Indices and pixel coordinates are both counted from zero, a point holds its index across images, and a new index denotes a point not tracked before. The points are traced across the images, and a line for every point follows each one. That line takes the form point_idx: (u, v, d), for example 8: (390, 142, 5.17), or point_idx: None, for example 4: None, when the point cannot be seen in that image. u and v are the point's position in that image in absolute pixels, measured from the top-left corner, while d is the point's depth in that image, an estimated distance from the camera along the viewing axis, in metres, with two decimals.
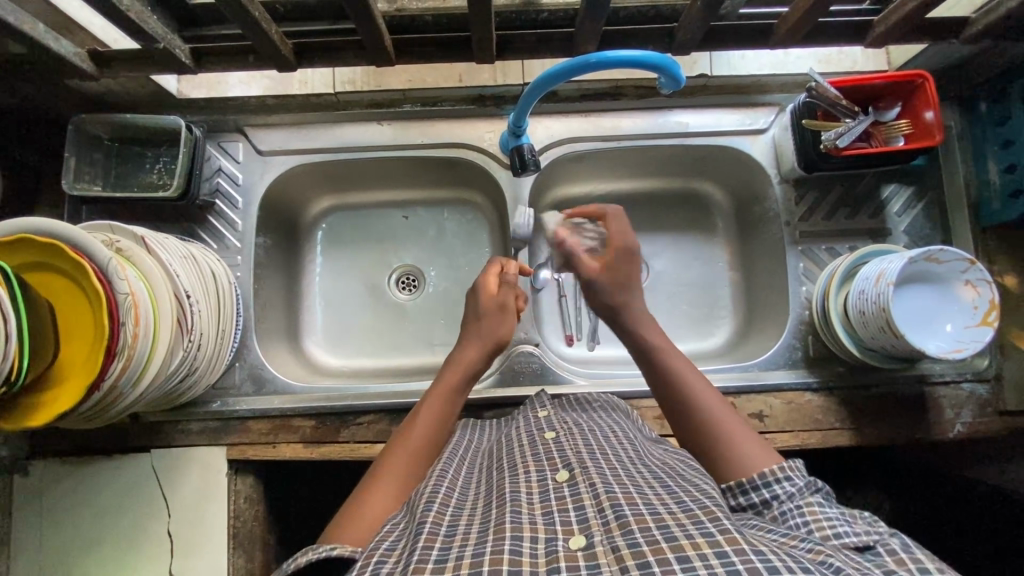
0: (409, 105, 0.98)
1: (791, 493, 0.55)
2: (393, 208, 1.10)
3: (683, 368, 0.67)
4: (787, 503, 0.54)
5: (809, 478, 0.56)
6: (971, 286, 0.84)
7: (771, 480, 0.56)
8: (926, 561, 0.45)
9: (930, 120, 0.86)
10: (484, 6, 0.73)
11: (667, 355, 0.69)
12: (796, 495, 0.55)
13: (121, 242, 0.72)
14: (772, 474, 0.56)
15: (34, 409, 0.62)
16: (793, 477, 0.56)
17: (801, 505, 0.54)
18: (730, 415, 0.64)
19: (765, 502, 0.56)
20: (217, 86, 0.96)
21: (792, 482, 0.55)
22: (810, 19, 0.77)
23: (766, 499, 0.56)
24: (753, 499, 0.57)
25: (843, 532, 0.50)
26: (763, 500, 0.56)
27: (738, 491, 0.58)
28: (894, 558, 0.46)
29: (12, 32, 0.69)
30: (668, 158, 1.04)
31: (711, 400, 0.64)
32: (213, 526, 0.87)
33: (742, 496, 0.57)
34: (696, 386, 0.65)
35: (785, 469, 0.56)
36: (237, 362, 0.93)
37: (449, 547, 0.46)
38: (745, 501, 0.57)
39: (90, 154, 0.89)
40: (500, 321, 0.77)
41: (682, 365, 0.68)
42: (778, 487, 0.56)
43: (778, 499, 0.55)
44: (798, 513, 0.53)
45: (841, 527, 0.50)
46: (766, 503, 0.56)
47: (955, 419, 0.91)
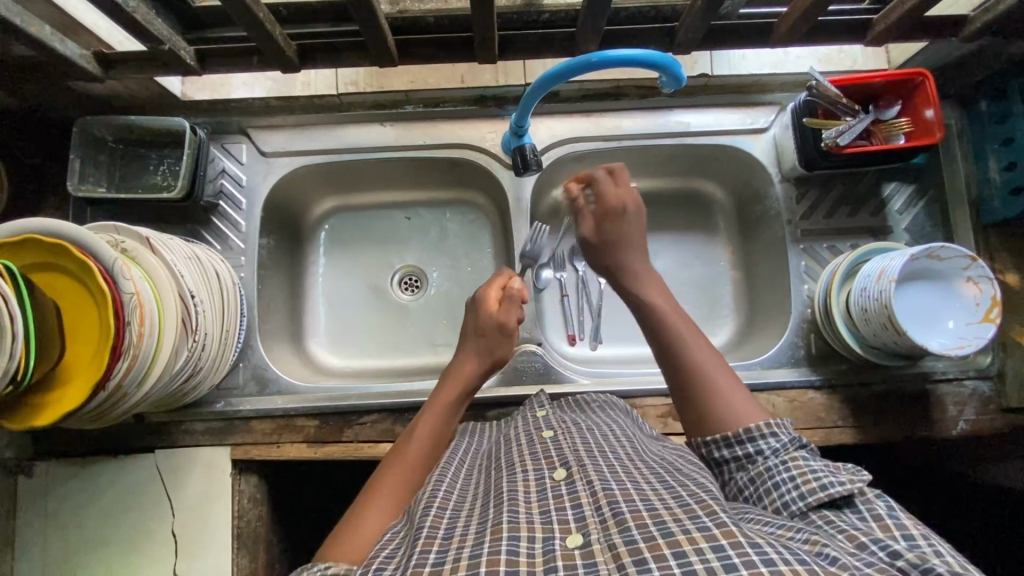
0: (412, 106, 0.99)
1: (776, 448, 0.58)
2: (395, 209, 1.10)
3: (678, 320, 0.68)
4: (772, 458, 0.57)
5: (794, 434, 0.59)
6: (973, 283, 0.84)
7: (757, 436, 0.58)
8: (910, 526, 0.47)
9: (930, 118, 0.86)
10: (486, 6, 0.73)
11: (662, 307, 0.69)
12: (781, 450, 0.58)
13: (127, 243, 0.72)
14: (758, 430, 0.59)
15: (40, 408, 0.62)
16: (778, 433, 0.58)
17: (786, 459, 0.56)
18: (720, 371, 0.65)
19: (750, 457, 0.59)
20: (220, 88, 0.97)
21: (777, 438, 0.58)
22: (810, 18, 0.77)
23: (751, 454, 0.59)
24: (737, 453, 0.60)
25: (828, 484, 0.52)
26: (748, 454, 0.59)
27: (722, 445, 0.61)
28: (879, 525, 0.48)
29: (20, 35, 0.70)
30: (669, 158, 1.04)
31: (702, 353, 0.65)
32: (217, 526, 0.87)
33: (726, 449, 0.60)
34: (687, 341, 0.66)
35: (771, 425, 0.59)
36: (240, 363, 0.93)
37: (446, 550, 0.46)
38: (729, 454, 0.60)
39: (95, 157, 0.90)
40: (499, 340, 0.78)
41: (677, 317, 0.68)
42: (763, 443, 0.58)
43: (763, 454, 0.58)
44: (784, 466, 0.56)
45: (825, 479, 0.53)
46: (750, 457, 0.59)
47: (959, 416, 0.91)
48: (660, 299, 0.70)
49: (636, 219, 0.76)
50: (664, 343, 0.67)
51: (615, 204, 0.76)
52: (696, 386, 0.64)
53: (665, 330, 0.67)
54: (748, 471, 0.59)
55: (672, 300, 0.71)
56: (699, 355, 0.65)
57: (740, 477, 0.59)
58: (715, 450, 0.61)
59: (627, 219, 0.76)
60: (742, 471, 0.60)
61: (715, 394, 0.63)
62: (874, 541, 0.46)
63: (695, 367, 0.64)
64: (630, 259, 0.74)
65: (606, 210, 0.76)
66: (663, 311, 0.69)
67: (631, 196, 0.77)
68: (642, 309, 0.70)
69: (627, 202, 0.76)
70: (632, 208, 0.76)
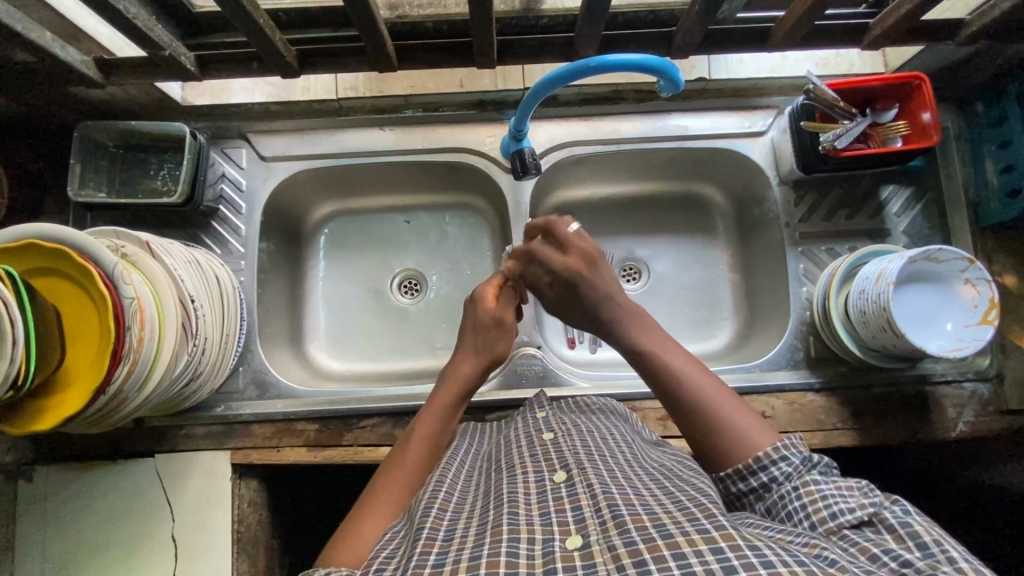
0: (411, 111, 0.99)
1: (788, 473, 0.57)
2: (395, 213, 1.10)
3: (674, 361, 0.67)
4: (785, 484, 0.57)
5: (805, 455, 0.58)
6: (971, 285, 0.84)
7: (767, 464, 0.58)
8: (924, 534, 0.47)
9: (928, 121, 0.87)
10: (485, 12, 0.74)
11: (655, 351, 0.69)
12: (793, 475, 0.57)
13: (127, 247, 0.72)
14: (768, 457, 0.58)
15: (41, 412, 0.63)
16: (788, 456, 0.58)
17: (798, 485, 0.56)
18: (726, 399, 0.64)
19: (765, 486, 0.58)
20: (220, 94, 0.96)
21: (788, 463, 0.57)
22: (806, 22, 0.78)
23: (765, 483, 0.58)
24: (752, 484, 0.59)
25: (838, 512, 0.51)
26: (762, 484, 0.58)
27: (736, 478, 0.60)
28: (892, 536, 0.48)
29: (21, 41, 0.70)
30: (668, 161, 1.05)
31: (702, 389, 0.64)
32: (218, 530, 0.87)
33: (742, 482, 0.60)
34: (689, 380, 0.65)
35: (780, 450, 0.58)
36: (240, 367, 0.94)
37: (447, 551, 0.46)
38: (745, 485, 0.59)
39: (95, 161, 0.90)
40: (496, 338, 0.79)
41: (673, 358, 0.67)
42: (775, 469, 0.58)
43: (777, 481, 0.57)
44: (795, 494, 0.55)
45: (836, 504, 0.52)
46: (765, 486, 0.58)
47: (958, 418, 0.91)
48: (651, 343, 0.69)
49: (595, 274, 0.76)
50: (665, 387, 0.66)
51: (566, 270, 0.77)
52: (702, 425, 0.63)
53: (664, 375, 0.67)
54: (765, 500, 0.58)
55: (666, 340, 0.70)
56: (701, 392, 0.64)
57: (757, 507, 0.59)
58: (731, 483, 0.60)
59: (586, 276, 0.76)
60: (760, 501, 0.59)
61: (721, 429, 0.62)
62: (885, 551, 0.46)
63: (698, 406, 0.63)
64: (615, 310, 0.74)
65: (562, 276, 0.77)
66: (657, 355, 0.68)
67: (580, 252, 0.78)
68: (637, 356, 0.70)
69: (578, 261, 0.77)
70: (585, 266, 0.76)
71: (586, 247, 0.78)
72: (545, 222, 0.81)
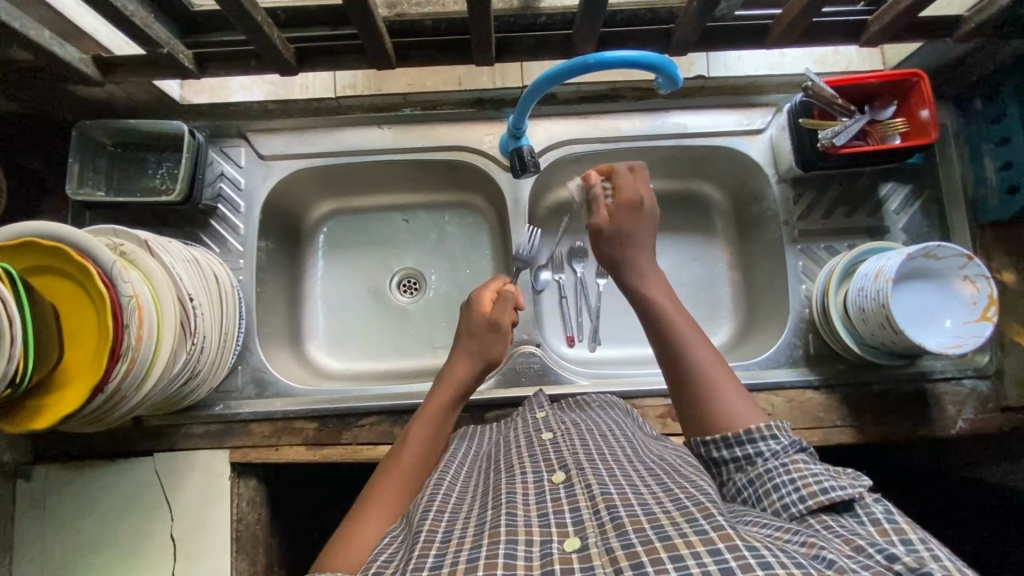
0: (410, 109, 0.99)
1: (776, 450, 0.58)
2: (394, 212, 1.10)
3: (681, 323, 0.69)
4: (772, 460, 0.57)
5: (793, 438, 0.59)
6: (970, 281, 0.84)
7: (757, 438, 0.59)
8: (908, 531, 0.47)
9: (925, 119, 0.87)
10: (483, 10, 0.74)
11: (664, 307, 0.71)
12: (781, 453, 0.58)
13: (126, 246, 0.72)
14: (758, 431, 0.59)
15: (38, 411, 0.63)
16: (778, 436, 0.59)
17: (786, 462, 0.56)
18: (724, 378, 0.66)
19: (750, 458, 0.59)
20: (218, 92, 0.98)
21: (777, 441, 0.59)
22: (804, 19, 0.78)
23: (750, 455, 0.59)
24: (737, 453, 0.60)
25: (828, 488, 0.52)
26: (747, 455, 0.59)
27: (721, 445, 0.61)
28: (876, 529, 0.48)
29: (19, 39, 0.70)
30: (667, 159, 1.05)
31: (704, 360, 0.66)
32: (217, 529, 0.87)
33: (726, 450, 0.61)
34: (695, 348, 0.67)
35: (771, 428, 0.59)
36: (239, 366, 0.93)
37: (445, 553, 0.46)
38: (728, 454, 0.61)
39: (94, 160, 0.90)
40: (492, 342, 0.79)
41: (681, 320, 0.69)
42: (763, 444, 0.59)
43: (763, 456, 0.58)
44: (784, 470, 0.56)
45: (825, 482, 0.53)
46: (750, 458, 0.59)
47: (957, 415, 0.91)
48: (660, 300, 0.72)
49: (643, 223, 0.79)
50: (669, 343, 0.68)
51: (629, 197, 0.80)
52: (697, 387, 0.65)
53: (671, 333, 0.68)
54: (747, 472, 0.59)
55: (674, 304, 0.72)
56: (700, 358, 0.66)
57: (738, 477, 0.60)
58: (715, 450, 0.62)
59: (635, 223, 0.78)
60: (741, 472, 0.60)
61: (714, 395, 0.64)
62: (871, 544, 0.46)
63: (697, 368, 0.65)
64: (639, 259, 0.76)
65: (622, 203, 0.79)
66: (667, 313, 0.70)
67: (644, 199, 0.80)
68: (646, 311, 0.72)
69: (635, 203, 0.79)
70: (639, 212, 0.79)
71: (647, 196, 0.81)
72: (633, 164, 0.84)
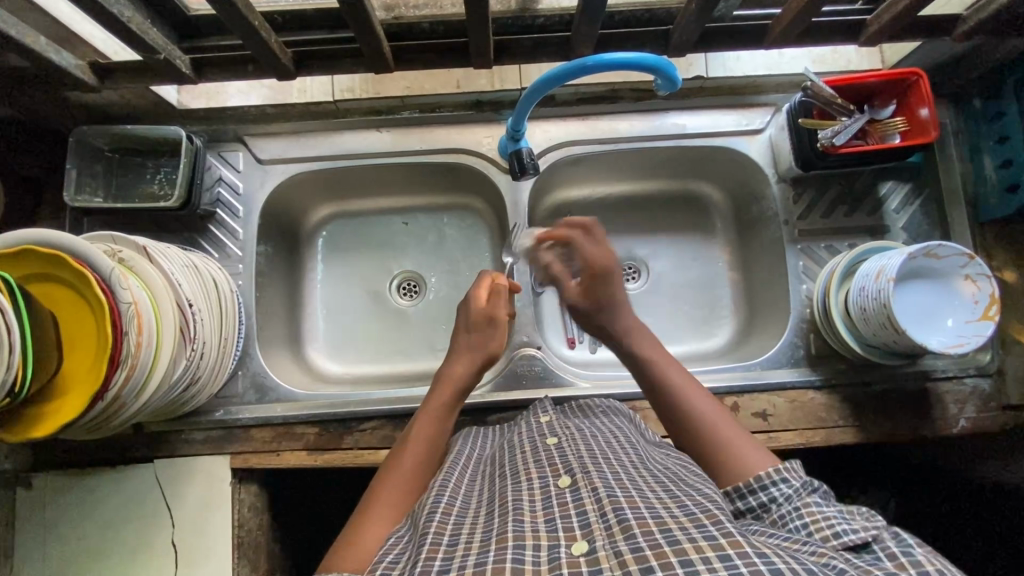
0: (408, 112, 0.99)
1: (789, 495, 0.55)
2: (393, 216, 1.10)
3: (679, 380, 0.69)
4: (786, 506, 0.55)
5: (806, 478, 0.57)
6: (971, 281, 0.84)
7: (768, 484, 0.56)
8: (927, 563, 0.45)
9: (925, 117, 0.86)
10: (481, 13, 0.74)
11: (659, 365, 0.71)
12: (794, 496, 0.55)
13: (124, 252, 0.72)
14: (769, 477, 0.57)
15: (37, 419, 0.62)
16: (789, 478, 0.56)
17: (800, 507, 0.54)
18: (723, 422, 0.64)
19: (764, 506, 0.56)
20: (217, 97, 0.97)
21: (789, 484, 0.56)
22: (804, 19, 0.77)
23: (764, 502, 0.56)
24: (750, 503, 0.57)
25: (842, 532, 0.50)
26: (761, 503, 0.57)
27: (736, 496, 0.58)
28: (895, 564, 0.46)
29: (17, 47, 0.70)
30: (666, 159, 1.04)
31: (701, 407, 0.66)
32: (217, 535, 0.87)
33: (740, 500, 0.58)
34: (691, 399, 0.67)
35: (781, 471, 0.57)
36: (239, 371, 0.93)
37: (452, 557, 0.46)
38: (743, 504, 0.58)
39: (91, 166, 0.90)
40: (491, 335, 0.79)
41: (672, 372, 0.70)
42: (774, 490, 0.56)
43: (777, 502, 0.56)
44: (797, 515, 0.54)
45: (839, 526, 0.51)
46: (764, 506, 0.56)
47: (959, 414, 0.91)
48: (655, 358, 0.72)
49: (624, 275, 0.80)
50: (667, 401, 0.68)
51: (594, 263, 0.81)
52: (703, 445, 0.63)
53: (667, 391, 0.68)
54: (764, 521, 0.56)
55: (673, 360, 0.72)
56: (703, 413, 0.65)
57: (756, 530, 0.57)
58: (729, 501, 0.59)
59: (615, 275, 0.79)
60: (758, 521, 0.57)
61: (718, 449, 0.62)
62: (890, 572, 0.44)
63: (699, 422, 0.65)
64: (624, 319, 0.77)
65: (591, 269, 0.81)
66: (663, 370, 0.70)
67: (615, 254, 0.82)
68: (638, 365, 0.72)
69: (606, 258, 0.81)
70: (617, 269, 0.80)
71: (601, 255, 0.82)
72: (587, 221, 0.85)
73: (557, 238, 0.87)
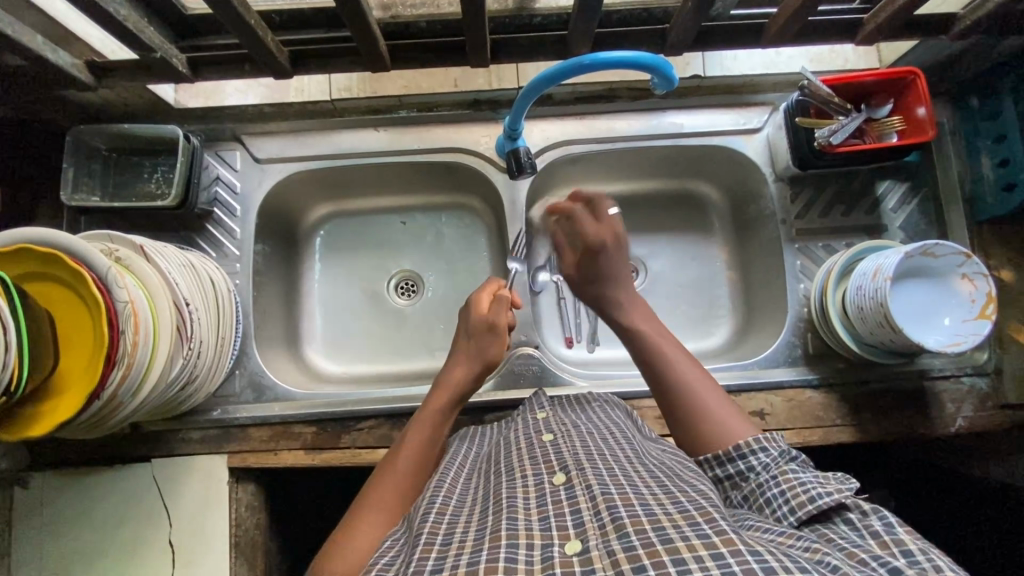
0: (405, 111, 0.99)
1: (767, 463, 0.58)
2: (392, 215, 1.10)
3: (667, 349, 0.70)
4: (764, 474, 0.58)
5: (784, 448, 0.59)
6: (968, 279, 0.84)
7: (746, 452, 0.59)
8: (907, 543, 0.46)
9: (922, 116, 0.86)
10: (479, 12, 0.74)
11: (649, 334, 0.71)
12: (771, 466, 0.58)
13: (121, 251, 0.72)
14: (747, 446, 0.59)
15: (34, 419, 0.62)
16: (768, 447, 0.59)
17: (776, 474, 0.57)
18: (707, 387, 0.66)
19: (742, 474, 0.59)
20: (214, 96, 0.97)
21: (767, 453, 0.59)
22: (800, 18, 0.77)
23: (742, 471, 0.59)
24: (729, 471, 0.60)
25: (816, 497, 0.53)
26: (739, 471, 0.59)
27: (714, 463, 0.61)
28: (877, 542, 0.46)
29: (13, 46, 0.70)
30: (664, 158, 1.04)
31: (686, 374, 0.67)
32: (215, 535, 0.86)
33: (719, 468, 0.61)
34: (676, 366, 0.68)
35: (760, 441, 0.59)
36: (236, 370, 0.93)
37: (445, 556, 0.46)
38: (722, 472, 0.61)
39: (88, 165, 0.90)
40: (490, 342, 0.78)
41: (661, 340, 0.71)
42: (753, 458, 0.59)
43: (755, 470, 0.58)
44: (774, 482, 0.56)
45: (813, 490, 0.53)
46: (742, 474, 0.59)
47: (957, 413, 0.91)
48: (645, 328, 0.72)
49: (616, 251, 0.79)
50: (652, 366, 0.69)
51: (594, 238, 0.80)
52: (686, 411, 0.65)
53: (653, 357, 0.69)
54: (742, 489, 0.59)
55: (663, 330, 0.73)
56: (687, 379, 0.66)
57: (734, 495, 0.60)
58: (709, 468, 0.62)
59: (609, 250, 0.79)
60: (736, 488, 0.60)
61: (699, 416, 0.64)
62: (873, 557, 0.44)
63: (683, 390, 0.66)
64: (616, 291, 0.77)
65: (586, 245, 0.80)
66: (652, 340, 0.71)
67: (611, 228, 0.81)
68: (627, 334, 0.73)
69: (606, 234, 0.80)
70: (612, 243, 0.79)
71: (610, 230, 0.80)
72: (590, 194, 0.83)
73: (561, 212, 0.83)
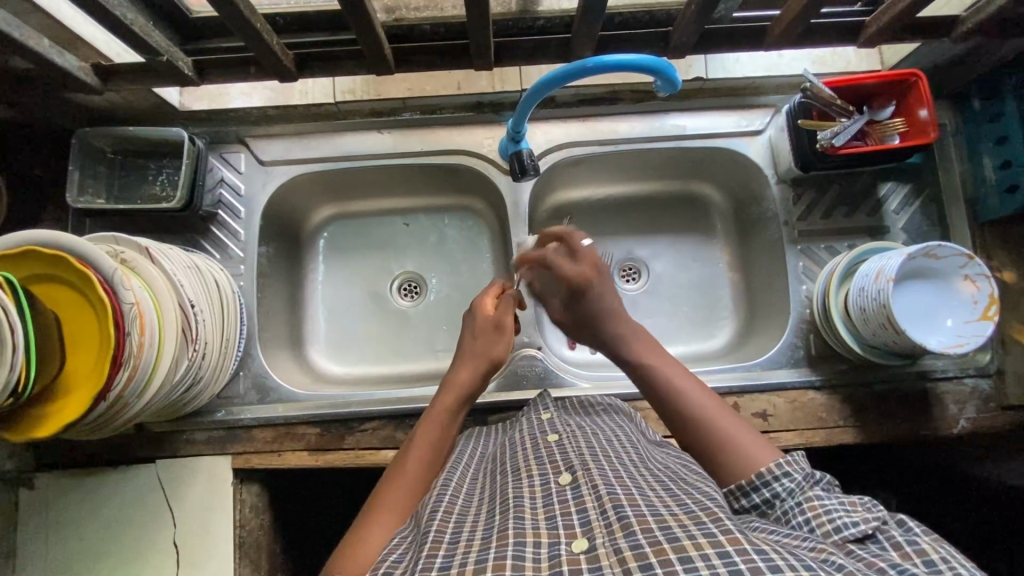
0: (410, 114, 0.99)
1: (791, 489, 0.56)
2: (394, 217, 1.10)
3: (681, 381, 0.68)
4: (789, 501, 0.56)
5: (807, 470, 0.57)
6: (970, 281, 0.84)
7: (770, 480, 0.57)
8: (931, 553, 0.46)
9: (925, 118, 0.87)
10: (482, 15, 0.74)
11: (659, 368, 0.70)
12: (796, 491, 0.56)
13: (126, 252, 0.73)
14: (770, 473, 0.57)
15: (41, 420, 0.62)
16: (790, 472, 0.57)
17: (802, 501, 0.55)
18: (722, 414, 0.64)
19: (768, 502, 0.57)
20: (220, 100, 0.96)
21: (791, 478, 0.56)
22: (804, 20, 0.78)
23: (768, 499, 0.57)
24: (754, 500, 0.58)
25: (842, 525, 0.51)
26: (765, 500, 0.57)
27: (739, 493, 0.59)
28: (899, 553, 0.47)
29: (21, 49, 0.70)
30: (666, 160, 1.05)
31: (700, 406, 0.65)
32: (219, 535, 0.87)
33: (744, 498, 0.58)
34: (689, 398, 0.66)
35: (782, 466, 0.57)
36: (240, 371, 0.93)
37: (454, 554, 0.46)
38: (747, 502, 0.58)
39: (93, 168, 0.91)
40: (496, 342, 0.79)
41: (671, 372, 0.69)
42: (777, 485, 0.56)
43: (780, 497, 0.56)
44: (799, 509, 0.55)
45: (840, 518, 0.52)
46: (768, 502, 0.57)
47: (959, 414, 0.91)
48: (654, 361, 0.71)
49: (600, 284, 0.80)
50: (666, 400, 0.67)
51: (578, 277, 0.81)
52: (704, 443, 0.63)
53: (666, 391, 0.68)
54: (767, 517, 0.57)
55: (672, 362, 0.71)
56: (701, 410, 0.64)
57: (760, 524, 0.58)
58: (734, 499, 0.59)
59: (594, 283, 0.80)
60: (762, 517, 0.58)
61: (718, 446, 0.62)
62: (893, 566, 0.45)
63: (698, 420, 0.64)
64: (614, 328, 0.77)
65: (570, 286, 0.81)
66: (663, 373, 0.69)
67: (591, 263, 0.82)
68: (637, 368, 0.72)
69: (588, 267, 0.81)
70: (592, 275, 0.81)
71: (594, 256, 0.83)
72: (561, 231, 0.86)
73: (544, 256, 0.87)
